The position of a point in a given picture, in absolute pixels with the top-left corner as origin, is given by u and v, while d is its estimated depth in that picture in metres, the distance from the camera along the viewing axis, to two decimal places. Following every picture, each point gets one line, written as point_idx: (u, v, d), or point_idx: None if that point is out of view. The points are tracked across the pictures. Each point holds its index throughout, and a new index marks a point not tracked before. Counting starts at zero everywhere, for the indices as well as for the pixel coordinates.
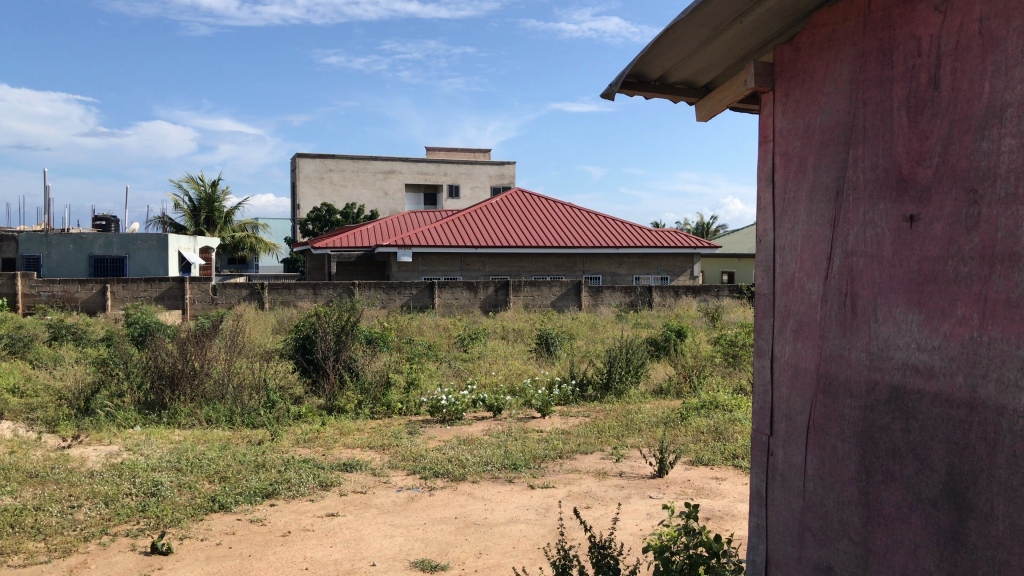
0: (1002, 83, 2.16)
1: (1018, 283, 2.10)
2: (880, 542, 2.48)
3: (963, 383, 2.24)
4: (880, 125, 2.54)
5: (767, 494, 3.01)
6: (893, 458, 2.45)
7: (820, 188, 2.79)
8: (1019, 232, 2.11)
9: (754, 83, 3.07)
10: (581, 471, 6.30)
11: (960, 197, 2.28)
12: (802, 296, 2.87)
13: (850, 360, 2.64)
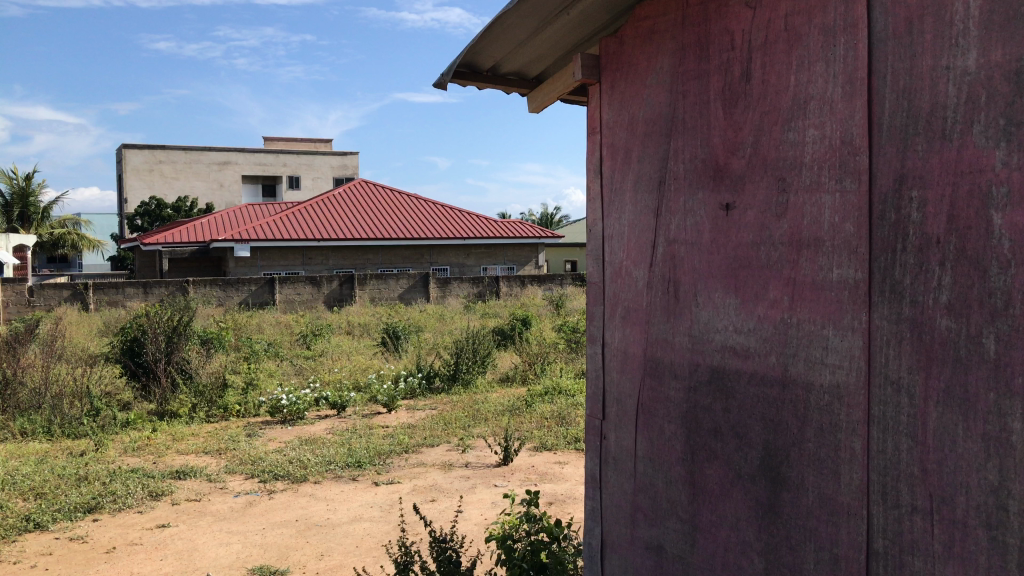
0: (806, 76, 2.28)
1: (822, 267, 2.23)
2: (705, 518, 2.58)
3: (777, 362, 2.36)
4: (698, 116, 2.63)
5: (601, 477, 3.08)
6: (715, 437, 2.55)
7: (645, 178, 2.87)
8: (822, 218, 2.24)
9: (582, 75, 3.11)
10: (426, 465, 6.27)
11: (771, 185, 2.39)
12: (629, 283, 2.94)
13: (674, 344, 2.72)
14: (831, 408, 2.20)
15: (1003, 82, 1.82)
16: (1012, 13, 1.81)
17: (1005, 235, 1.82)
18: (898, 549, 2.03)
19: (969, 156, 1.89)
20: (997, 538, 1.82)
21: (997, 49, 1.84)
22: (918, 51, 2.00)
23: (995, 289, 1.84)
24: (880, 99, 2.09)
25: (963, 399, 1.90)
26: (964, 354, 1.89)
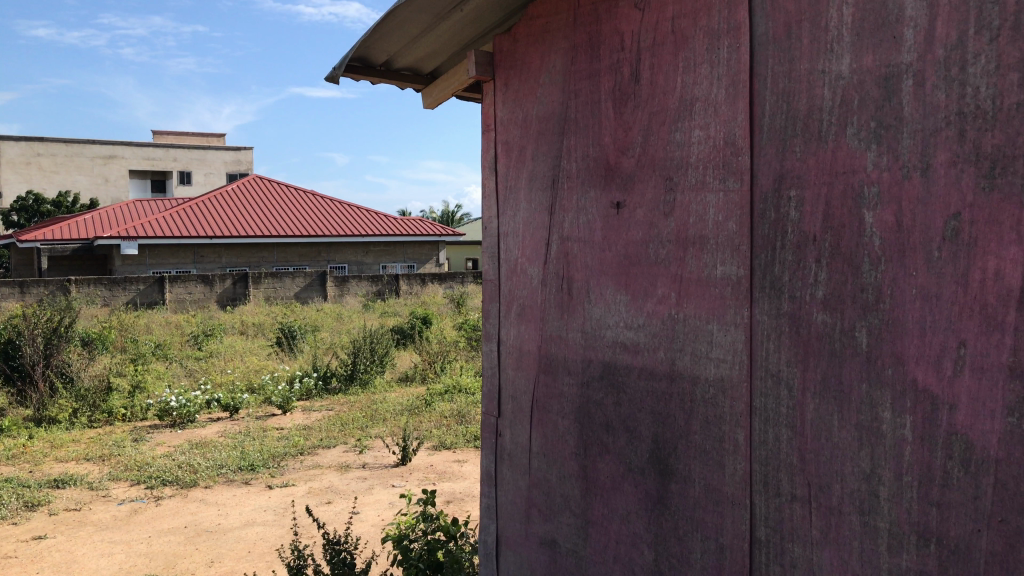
0: (691, 78, 2.34)
1: (708, 264, 2.29)
2: (597, 512, 2.62)
3: (665, 357, 2.41)
4: (589, 115, 2.66)
5: (496, 474, 3.08)
6: (606, 431, 2.58)
7: (538, 176, 2.89)
8: (707, 216, 2.30)
9: (475, 72, 3.10)
10: (322, 466, 6.16)
11: (659, 184, 2.44)
12: (524, 281, 2.96)
13: (567, 341, 2.75)
14: (716, 400, 2.26)
15: (874, 87, 1.91)
16: (882, 21, 1.89)
17: (876, 233, 1.91)
18: (779, 536, 2.10)
19: (843, 157, 1.97)
20: (869, 523, 1.91)
21: (867, 55, 1.92)
22: (796, 55, 2.07)
23: (867, 285, 1.92)
24: (761, 101, 2.16)
25: (838, 390, 1.98)
26: (839, 347, 1.98)
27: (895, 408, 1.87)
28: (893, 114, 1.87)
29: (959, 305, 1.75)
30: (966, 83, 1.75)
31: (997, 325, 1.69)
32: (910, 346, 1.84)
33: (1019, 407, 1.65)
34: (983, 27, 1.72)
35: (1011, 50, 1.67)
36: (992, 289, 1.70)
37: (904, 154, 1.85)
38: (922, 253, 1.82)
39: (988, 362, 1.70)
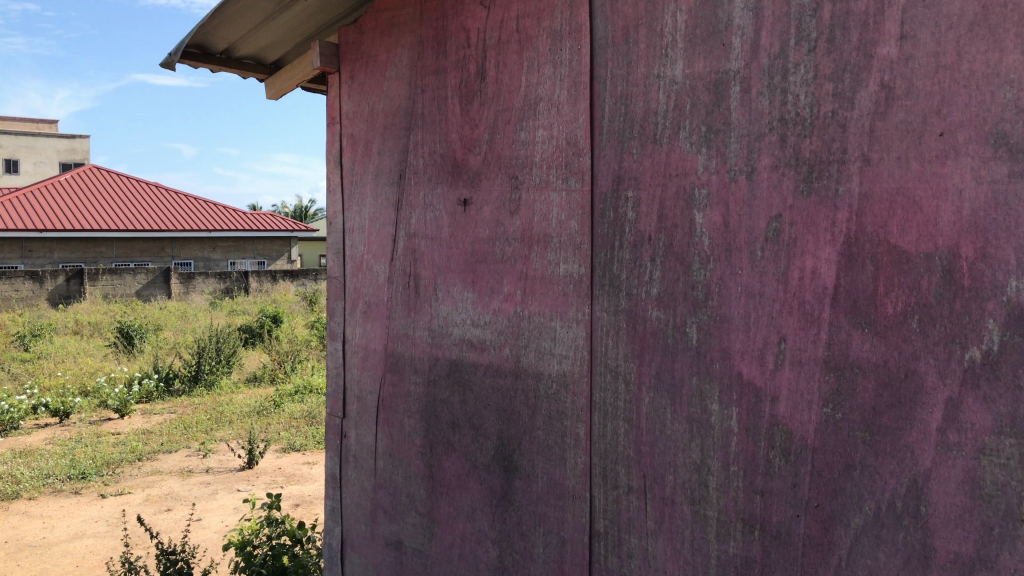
0: (535, 77, 2.36)
1: (551, 262, 2.32)
2: (442, 510, 2.61)
3: (510, 353, 2.42)
4: (436, 111, 2.64)
5: (341, 476, 3.02)
6: (452, 429, 2.58)
7: (385, 171, 2.84)
8: (550, 215, 2.32)
9: (320, 63, 3.02)
10: (162, 473, 5.86)
11: (505, 182, 2.45)
12: (370, 278, 2.90)
13: (413, 338, 2.72)
14: (559, 396, 2.29)
15: (705, 92, 1.99)
16: (712, 29, 1.97)
17: (705, 233, 1.99)
18: (616, 528, 2.15)
19: (676, 159, 2.04)
20: (699, 512, 1.99)
21: (699, 61, 2.00)
22: (634, 59, 2.13)
23: (697, 283, 2.00)
24: (601, 102, 2.21)
25: (671, 384, 2.04)
26: (672, 343, 2.04)
27: (722, 401, 1.95)
28: (722, 119, 1.96)
29: (780, 303, 1.86)
30: (788, 91, 1.85)
31: (814, 321, 1.80)
32: (737, 341, 1.93)
33: (833, 397, 1.77)
34: (802, 38, 1.82)
35: (828, 61, 1.78)
36: (810, 287, 1.81)
37: (731, 157, 1.94)
38: (747, 253, 1.92)
39: (805, 355, 1.81)
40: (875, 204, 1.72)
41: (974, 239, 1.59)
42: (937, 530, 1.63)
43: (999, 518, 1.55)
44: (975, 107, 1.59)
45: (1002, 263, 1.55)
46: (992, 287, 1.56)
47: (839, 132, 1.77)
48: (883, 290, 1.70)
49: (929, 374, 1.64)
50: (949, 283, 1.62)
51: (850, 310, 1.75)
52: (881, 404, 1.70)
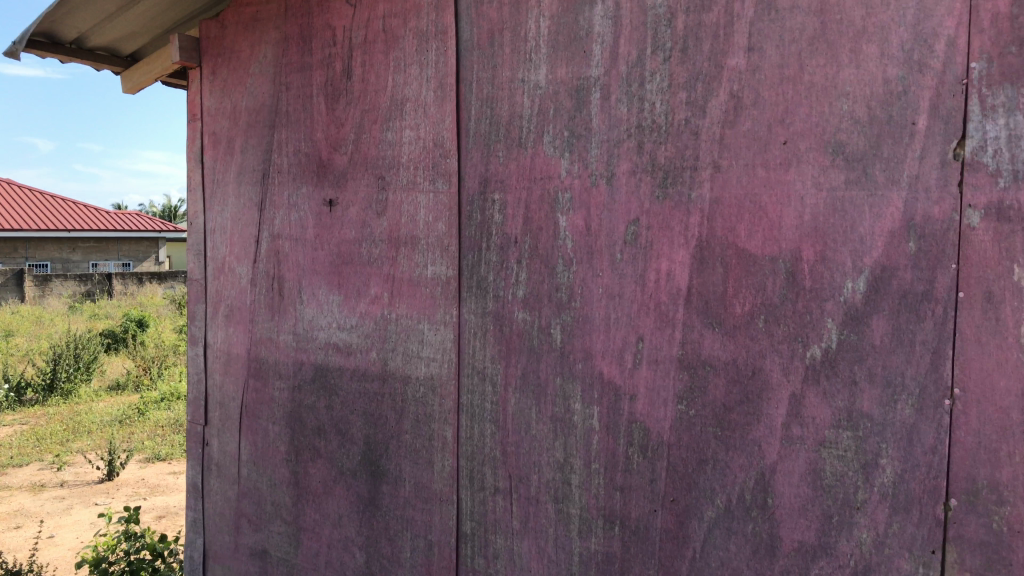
0: (402, 78, 2.34)
1: (418, 264, 2.30)
2: (309, 518, 2.55)
3: (377, 357, 2.39)
4: (301, 110, 2.58)
5: (203, 486, 2.91)
6: (318, 435, 2.52)
7: (248, 170, 2.76)
8: (417, 217, 2.31)
9: (179, 57, 2.90)
10: (11, 488, 5.51)
11: (371, 183, 2.41)
12: (232, 280, 2.81)
13: (277, 342, 2.65)
14: (426, 399, 2.28)
15: (567, 97, 2.02)
16: (573, 35, 2.01)
17: (568, 235, 2.02)
18: (482, 529, 2.16)
19: (540, 163, 2.07)
20: (562, 511, 2.02)
21: (561, 66, 2.03)
22: (499, 62, 2.15)
23: (561, 285, 2.03)
24: (467, 105, 2.21)
25: (535, 384, 2.07)
26: (537, 344, 2.07)
27: (584, 401, 1.99)
28: (584, 124, 1.99)
29: (638, 304, 1.91)
30: (645, 99, 1.90)
31: (669, 321, 1.86)
32: (598, 342, 1.97)
33: (687, 395, 1.83)
34: (658, 47, 1.88)
35: (682, 70, 1.85)
36: (665, 288, 1.87)
37: (592, 162, 1.98)
38: (607, 256, 1.96)
39: (661, 355, 1.87)
40: (725, 209, 1.79)
41: (814, 243, 1.68)
42: (782, 520, 1.71)
43: (837, 507, 1.65)
44: (815, 118, 1.68)
45: (839, 265, 1.65)
46: (830, 288, 1.66)
47: (692, 139, 1.83)
48: (733, 291, 1.78)
49: (774, 371, 1.72)
50: (792, 284, 1.70)
51: (702, 310, 1.82)
52: (731, 400, 1.77)
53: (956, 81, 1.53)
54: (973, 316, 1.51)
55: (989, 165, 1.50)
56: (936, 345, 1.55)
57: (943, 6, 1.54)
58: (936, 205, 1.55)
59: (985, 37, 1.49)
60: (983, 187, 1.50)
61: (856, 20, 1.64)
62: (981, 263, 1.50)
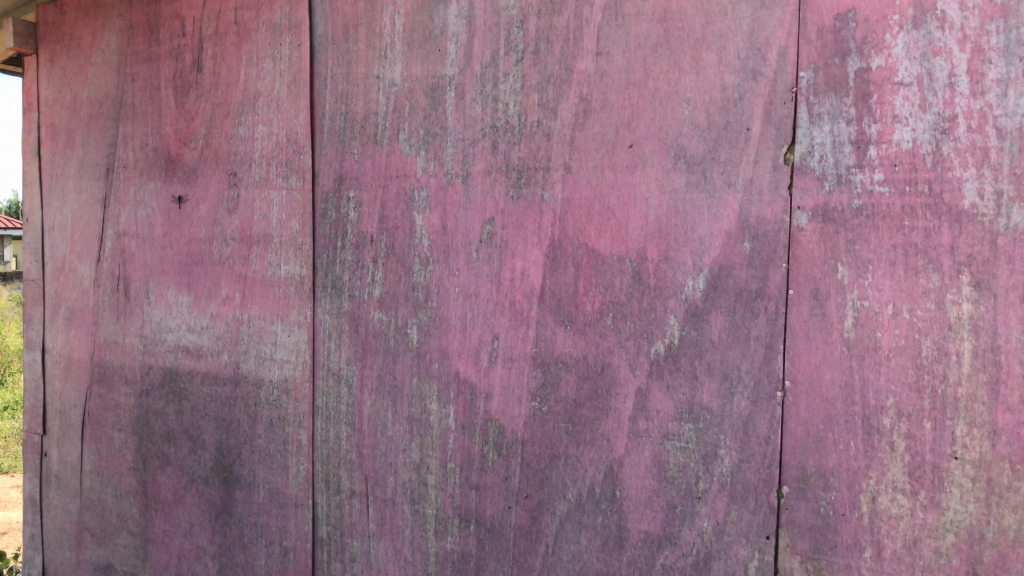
0: (254, 72, 2.27)
1: (271, 263, 2.24)
2: (157, 529, 2.45)
3: (229, 359, 2.31)
4: (148, 103, 2.47)
5: (42, 499, 2.74)
6: (167, 442, 2.42)
7: (89, 164, 2.62)
8: (270, 215, 2.24)
9: (13, 43, 2.75)
10: None
11: (222, 179, 2.33)
12: (73, 281, 2.66)
13: (123, 345, 2.53)
14: (280, 402, 2.22)
15: (422, 96, 2.01)
16: (428, 34, 2.00)
17: (423, 235, 2.00)
18: (339, 533, 2.13)
19: (396, 161, 2.05)
20: (418, 511, 2.01)
21: (416, 65, 2.02)
22: (353, 59, 2.11)
23: (417, 284, 2.01)
24: (321, 101, 2.17)
25: (391, 385, 2.04)
26: (393, 344, 2.04)
27: (440, 400, 1.98)
28: (439, 123, 1.99)
29: (493, 303, 1.92)
30: (498, 99, 1.92)
31: (522, 320, 1.88)
32: (453, 341, 1.96)
33: (540, 392, 1.86)
34: (511, 48, 1.90)
35: (534, 72, 1.87)
36: (519, 287, 1.89)
37: (447, 161, 1.98)
38: (463, 254, 1.95)
39: (515, 353, 1.89)
40: (576, 209, 1.82)
41: (658, 243, 1.73)
42: (630, 512, 1.77)
43: (680, 498, 1.71)
44: (659, 122, 1.74)
45: (681, 264, 1.71)
46: (674, 287, 1.72)
47: (544, 141, 1.86)
48: (583, 290, 1.81)
49: (622, 367, 1.77)
50: (638, 283, 1.75)
51: (555, 308, 1.84)
52: (582, 396, 1.81)
53: (786, 90, 1.62)
54: (802, 312, 1.61)
55: (816, 169, 1.59)
56: (769, 340, 1.63)
57: (775, 18, 1.62)
58: (768, 207, 1.63)
59: (812, 48, 1.59)
60: (810, 190, 1.60)
61: (696, 28, 1.70)
62: (809, 262, 1.60)
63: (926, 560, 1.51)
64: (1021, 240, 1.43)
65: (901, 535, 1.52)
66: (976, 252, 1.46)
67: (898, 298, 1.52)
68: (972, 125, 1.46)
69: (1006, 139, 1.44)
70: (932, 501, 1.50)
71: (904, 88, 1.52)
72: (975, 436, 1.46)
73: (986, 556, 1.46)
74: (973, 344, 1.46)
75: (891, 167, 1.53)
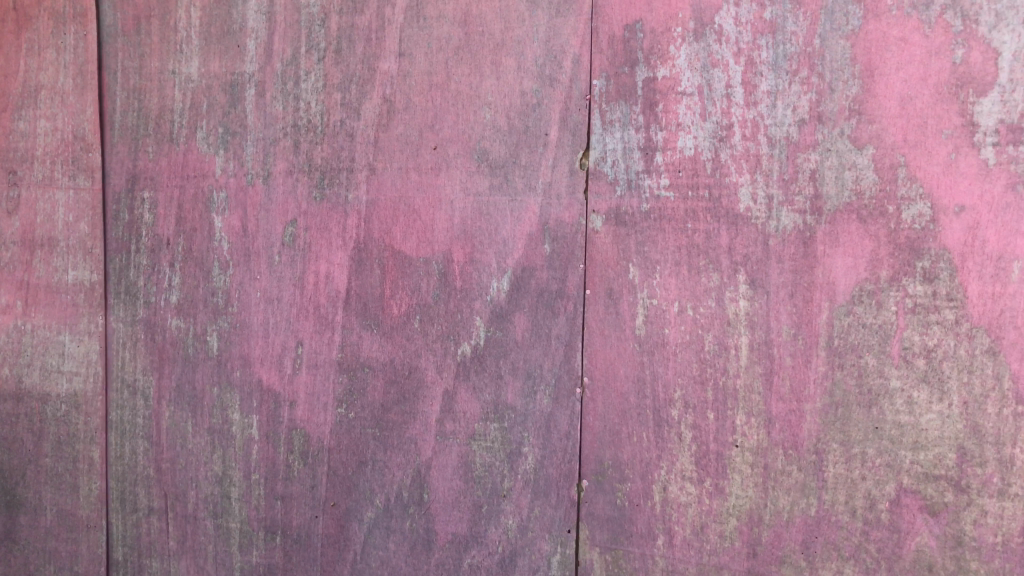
0: (35, 62, 2.04)
1: (56, 269, 2.04)
2: None
3: (8, 374, 2.08)
4: None
5: None
6: None
7: None
8: (55, 217, 2.03)
9: None
10: None
11: None
12: None
13: None
14: (68, 418, 2.05)
15: (220, 92, 1.92)
16: (226, 28, 1.92)
17: (223, 237, 1.91)
18: (137, 554, 2.01)
19: (192, 160, 1.94)
20: (221, 526, 1.93)
21: (213, 60, 1.93)
22: (145, 52, 1.98)
23: (216, 289, 1.92)
24: (111, 95, 2.01)
25: (191, 396, 1.95)
26: (192, 352, 1.94)
27: (243, 410, 1.91)
28: (238, 122, 1.91)
29: (297, 307, 1.86)
30: (300, 98, 1.86)
31: (327, 324, 1.84)
32: (255, 348, 1.89)
33: (346, 398, 1.83)
34: (312, 47, 1.85)
35: (336, 71, 1.83)
36: (324, 291, 1.84)
37: (248, 161, 1.90)
38: (264, 257, 1.88)
39: (320, 359, 1.85)
40: (380, 210, 1.80)
41: (463, 245, 1.74)
42: (437, 514, 1.77)
43: (486, 497, 1.74)
44: (461, 126, 1.75)
45: (485, 266, 1.72)
46: (478, 288, 1.73)
47: (347, 141, 1.83)
48: (389, 293, 1.79)
49: (429, 369, 1.76)
50: (444, 284, 1.75)
51: (360, 312, 1.81)
52: (388, 401, 1.79)
53: (581, 96, 1.67)
54: (598, 311, 1.66)
55: (609, 174, 1.65)
56: (568, 339, 1.68)
57: (569, 26, 1.67)
58: (565, 210, 1.68)
59: (604, 57, 1.65)
60: (604, 194, 1.66)
61: (496, 34, 1.72)
62: (604, 262, 1.66)
63: (712, 543, 1.62)
64: (789, 242, 1.55)
65: (690, 521, 1.63)
66: (751, 252, 1.57)
67: (683, 296, 1.61)
68: (746, 134, 1.56)
69: (775, 147, 1.55)
70: (716, 487, 1.61)
71: (687, 98, 1.60)
72: (753, 425, 1.58)
73: (763, 537, 1.59)
74: (749, 338, 1.57)
75: (676, 172, 1.61)
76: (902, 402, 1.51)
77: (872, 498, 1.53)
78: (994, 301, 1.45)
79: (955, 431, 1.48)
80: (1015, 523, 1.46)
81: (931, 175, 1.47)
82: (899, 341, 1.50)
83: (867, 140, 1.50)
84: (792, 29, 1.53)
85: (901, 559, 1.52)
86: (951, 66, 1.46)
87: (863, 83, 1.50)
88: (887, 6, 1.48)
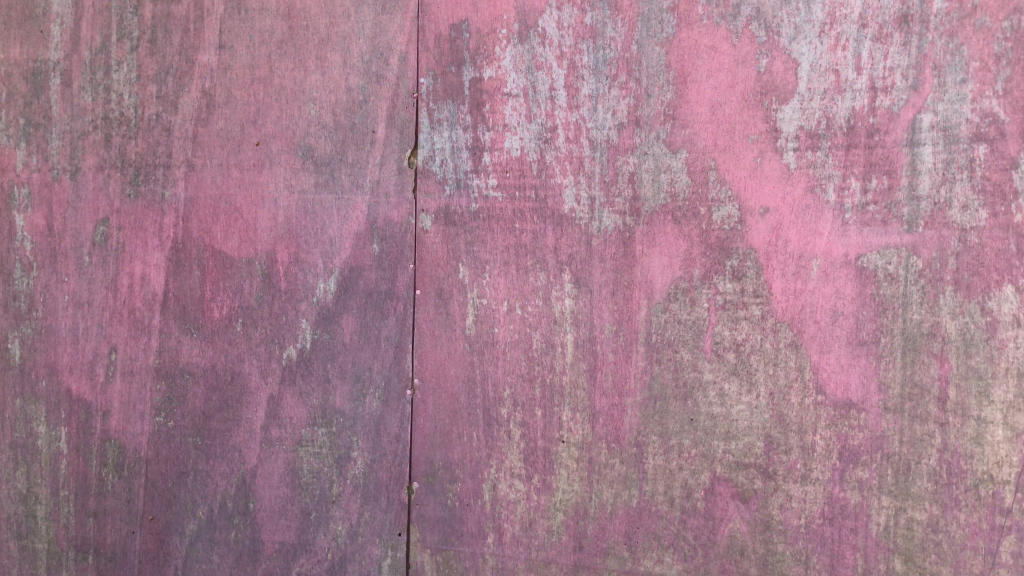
0: None
1: None
2: None
3: None
4: None
5: None
6: None
7: None
8: None
9: None
10: None
11: None
12: None
13: None
14: None
15: (20, 80, 1.78)
16: (27, 12, 1.78)
17: (26, 237, 1.78)
18: None
19: None
20: (27, 547, 1.80)
21: (13, 46, 1.78)
22: None
23: (19, 292, 1.78)
24: None
25: None
26: None
27: (50, 422, 1.78)
28: (42, 113, 1.78)
29: (110, 311, 1.75)
30: (110, 89, 1.75)
31: (143, 329, 1.74)
32: (63, 355, 1.77)
33: (164, 406, 1.74)
34: (124, 35, 1.75)
35: (150, 62, 1.74)
36: (139, 293, 1.74)
37: (53, 155, 1.77)
38: (72, 258, 1.76)
39: (136, 365, 1.75)
40: (200, 209, 1.72)
41: (287, 245, 1.69)
42: (263, 523, 1.72)
43: (314, 503, 1.70)
44: (285, 121, 1.69)
45: (311, 266, 1.68)
46: (304, 289, 1.68)
47: (164, 136, 1.74)
48: (209, 295, 1.72)
49: (253, 374, 1.70)
50: (267, 287, 1.69)
51: (178, 315, 1.73)
52: (210, 408, 1.72)
53: (407, 94, 1.65)
54: (428, 311, 1.65)
55: (437, 174, 1.65)
56: (398, 340, 1.66)
57: (396, 23, 1.65)
58: (394, 210, 1.66)
59: (431, 55, 1.64)
60: (432, 193, 1.65)
61: (320, 28, 1.68)
62: (433, 262, 1.65)
63: (540, 539, 1.65)
64: (610, 241, 1.59)
65: (519, 518, 1.65)
66: (575, 252, 1.60)
67: (511, 296, 1.62)
68: (569, 136, 1.59)
69: (597, 150, 1.59)
70: (544, 483, 1.64)
71: (512, 99, 1.61)
72: (578, 420, 1.62)
73: (589, 530, 1.63)
74: (574, 336, 1.61)
75: (503, 173, 1.62)
76: (715, 394, 1.58)
77: (688, 487, 1.59)
78: (796, 297, 1.54)
79: (763, 420, 1.56)
80: (817, 505, 1.56)
81: (739, 178, 1.55)
82: (711, 336, 1.57)
83: (681, 144, 1.56)
84: (611, 35, 1.57)
85: (716, 545, 1.59)
86: (756, 75, 1.54)
87: (676, 89, 1.56)
88: (698, 14, 1.55)
